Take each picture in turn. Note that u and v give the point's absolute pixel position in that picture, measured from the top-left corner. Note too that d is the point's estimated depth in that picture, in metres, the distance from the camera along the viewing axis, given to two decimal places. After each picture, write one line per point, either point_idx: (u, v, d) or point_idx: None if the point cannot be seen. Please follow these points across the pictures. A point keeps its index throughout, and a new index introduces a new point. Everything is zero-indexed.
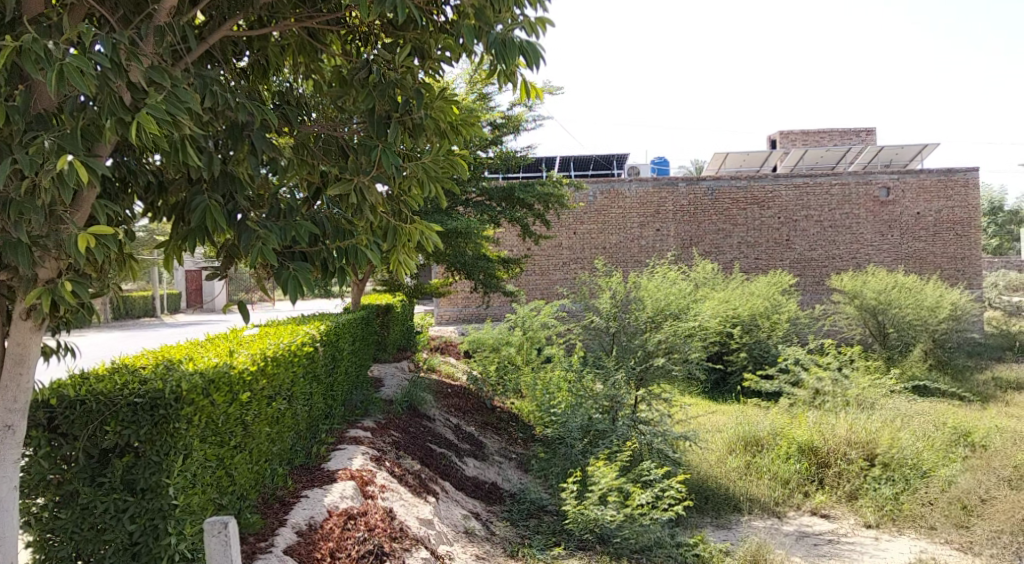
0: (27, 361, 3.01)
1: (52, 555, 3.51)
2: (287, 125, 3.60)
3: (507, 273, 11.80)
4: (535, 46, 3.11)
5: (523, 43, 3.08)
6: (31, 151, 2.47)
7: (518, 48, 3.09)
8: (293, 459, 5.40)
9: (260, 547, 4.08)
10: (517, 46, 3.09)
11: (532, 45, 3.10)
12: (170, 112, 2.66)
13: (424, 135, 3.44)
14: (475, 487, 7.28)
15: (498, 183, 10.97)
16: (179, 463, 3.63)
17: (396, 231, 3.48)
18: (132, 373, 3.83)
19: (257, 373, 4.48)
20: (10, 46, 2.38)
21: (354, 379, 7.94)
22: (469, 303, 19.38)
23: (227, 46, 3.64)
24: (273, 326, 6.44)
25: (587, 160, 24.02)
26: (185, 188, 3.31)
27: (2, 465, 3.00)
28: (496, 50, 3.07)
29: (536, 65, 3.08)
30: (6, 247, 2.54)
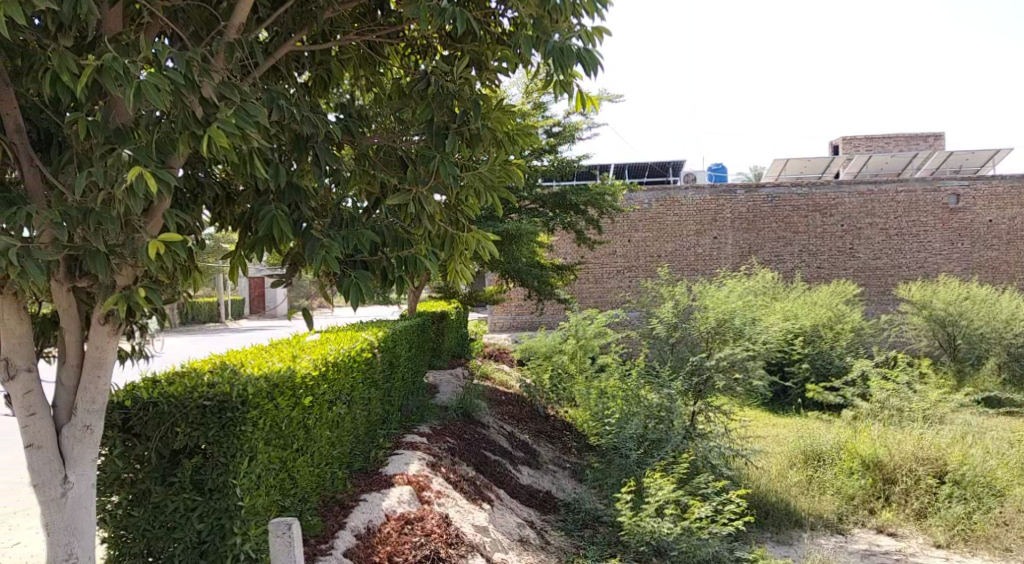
0: (105, 364, 3.13)
1: (125, 551, 3.66)
2: (348, 137, 3.67)
3: (561, 280, 11.80)
4: (591, 53, 3.09)
5: (579, 50, 3.08)
6: (107, 163, 2.58)
7: (575, 55, 3.09)
8: (352, 463, 5.50)
9: (321, 549, 4.17)
10: (573, 53, 3.08)
11: (589, 52, 3.09)
12: (239, 125, 2.74)
13: (482, 145, 3.45)
14: (530, 495, 7.28)
15: (552, 190, 11.00)
16: (245, 465, 3.74)
17: (454, 240, 3.57)
18: (201, 377, 3.96)
19: (318, 378, 4.59)
20: (91, 64, 2.50)
21: (410, 385, 8.05)
22: (523, 311, 19.44)
23: (293, 61, 3.75)
24: (333, 332, 6.58)
25: (642, 167, 23.87)
26: (252, 199, 3.41)
27: (81, 463, 3.16)
28: (552, 57, 3.08)
29: (592, 72, 3.06)
30: (85, 256, 2.66)
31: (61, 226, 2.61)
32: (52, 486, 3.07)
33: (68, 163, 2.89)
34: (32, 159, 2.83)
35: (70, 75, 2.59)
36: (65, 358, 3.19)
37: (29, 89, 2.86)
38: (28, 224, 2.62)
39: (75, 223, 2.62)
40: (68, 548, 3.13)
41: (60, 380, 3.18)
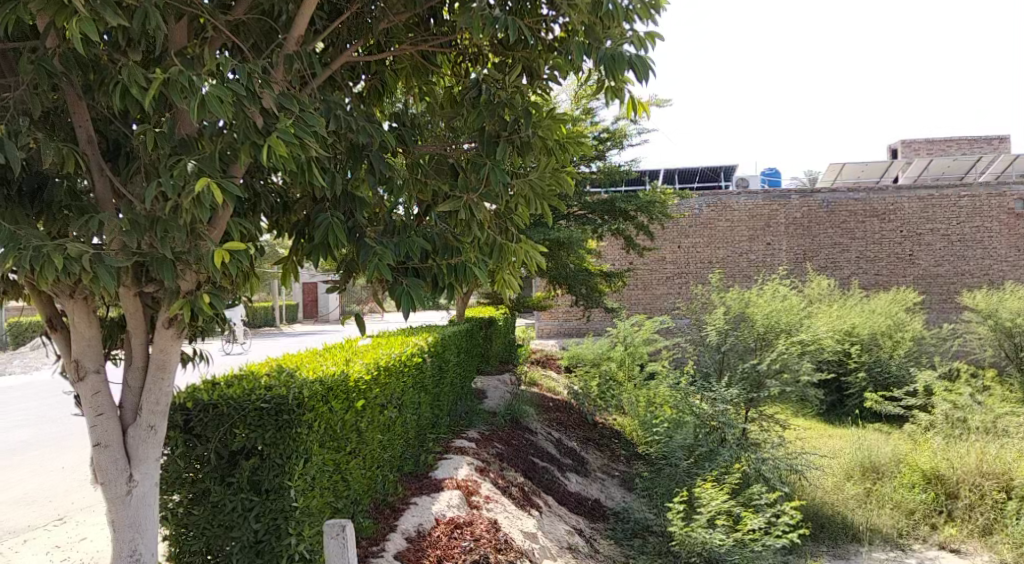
0: (168, 366, 3.23)
1: (185, 549, 3.77)
2: (401, 145, 3.73)
3: (610, 287, 11.74)
4: (643, 59, 3.07)
5: (631, 56, 3.06)
6: (174, 173, 2.68)
7: (627, 61, 3.07)
8: (402, 466, 5.56)
9: (373, 551, 4.23)
10: (625, 59, 3.07)
11: (641, 58, 3.06)
12: (298, 134, 2.82)
13: (532, 153, 3.46)
14: (578, 503, 7.25)
15: (601, 196, 10.97)
16: (300, 467, 3.83)
17: (502, 249, 3.56)
18: (259, 380, 4.07)
19: (371, 382, 4.67)
20: (159, 78, 2.60)
21: (459, 391, 8.10)
22: (571, 318, 19.39)
23: (348, 72, 3.82)
24: (385, 337, 6.68)
25: (692, 172, 23.60)
26: (309, 207, 3.49)
27: (146, 463, 3.27)
28: (604, 64, 3.07)
29: (645, 78, 3.04)
30: (153, 263, 2.77)
31: (130, 233, 2.71)
32: (118, 484, 3.19)
33: (136, 173, 3.01)
34: (103, 170, 2.96)
35: (140, 88, 2.70)
36: (132, 361, 3.31)
37: (101, 103, 2.99)
38: (99, 232, 2.73)
39: (143, 230, 2.73)
40: (133, 545, 3.24)
41: (127, 382, 3.30)
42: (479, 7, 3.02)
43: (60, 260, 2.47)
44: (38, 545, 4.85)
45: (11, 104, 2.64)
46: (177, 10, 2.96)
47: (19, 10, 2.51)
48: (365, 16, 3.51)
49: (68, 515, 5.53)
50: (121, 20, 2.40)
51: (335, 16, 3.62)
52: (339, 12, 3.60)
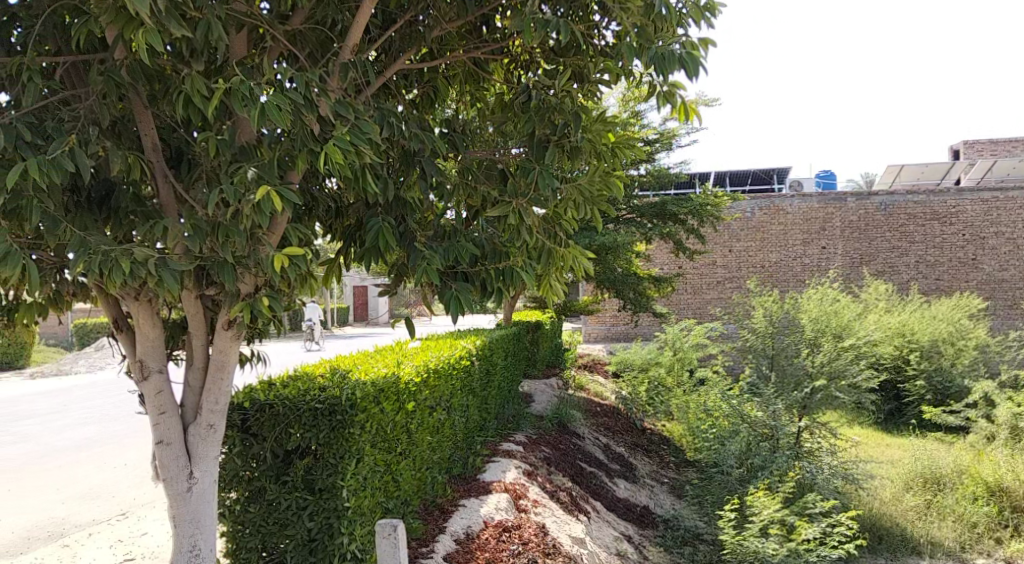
0: (227, 367, 3.33)
1: (241, 545, 3.87)
2: (452, 150, 3.76)
3: (660, 291, 11.62)
4: (693, 56, 3.04)
5: (681, 54, 3.03)
6: (236, 180, 2.76)
7: (677, 60, 3.04)
8: (450, 468, 5.60)
9: (423, 552, 4.28)
10: (675, 58, 3.04)
11: (690, 56, 3.04)
12: (353, 141, 2.87)
13: (583, 157, 3.44)
14: (627, 509, 7.18)
15: (651, 200, 10.88)
16: (352, 466, 3.89)
17: (551, 252, 3.50)
18: (313, 380, 4.16)
19: (420, 384, 4.72)
20: (221, 87, 2.67)
21: (506, 394, 8.12)
22: (618, 322, 19.28)
23: (402, 79, 3.88)
24: (433, 339, 6.75)
25: (744, 175, 23.22)
26: (362, 212, 3.55)
27: (206, 460, 3.37)
28: (653, 62, 3.04)
29: (695, 76, 3.00)
30: (214, 266, 2.86)
31: (192, 238, 2.80)
32: (179, 481, 3.29)
33: (197, 179, 3.11)
34: (167, 176, 3.06)
35: (202, 97, 2.79)
36: (192, 362, 3.41)
37: (165, 112, 3.09)
38: (163, 237, 2.82)
39: (204, 236, 2.81)
40: (193, 540, 3.34)
41: (188, 381, 3.41)
42: (529, 12, 3.04)
43: (127, 264, 2.56)
44: (103, 538, 5.04)
45: (83, 114, 2.75)
46: (238, 21, 3.04)
47: (90, 24, 2.62)
48: (418, 23, 3.56)
49: (130, 510, 5.73)
50: (187, 32, 2.48)
51: (389, 24, 3.67)
52: (393, 20, 3.66)
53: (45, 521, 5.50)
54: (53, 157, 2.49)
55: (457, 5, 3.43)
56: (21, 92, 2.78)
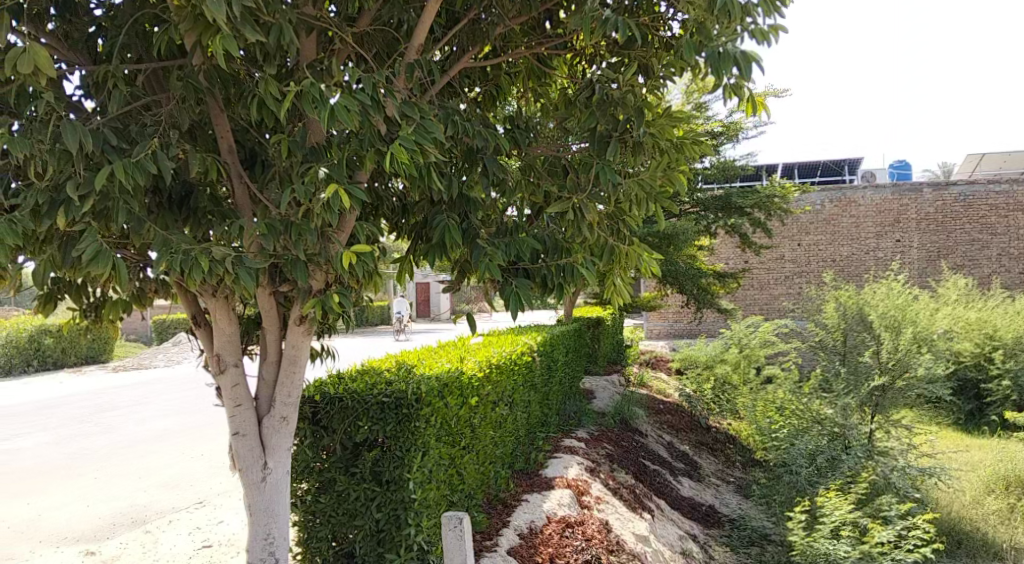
0: (299, 361, 3.44)
1: (313, 534, 4.00)
2: (514, 147, 3.77)
3: (725, 287, 11.42)
4: (749, 55, 2.98)
5: (736, 52, 2.99)
6: (307, 180, 2.84)
7: (732, 57, 3.00)
8: (513, 463, 5.65)
9: (487, 545, 4.33)
10: (731, 55, 3.00)
11: (746, 55, 2.97)
12: (418, 141, 2.91)
13: (645, 152, 3.39)
14: (692, 508, 7.09)
15: (716, 193, 10.70)
16: (418, 459, 3.96)
17: (614, 251, 3.46)
18: (380, 375, 4.26)
19: (483, 379, 4.77)
20: (293, 90, 2.75)
21: (569, 391, 8.13)
22: (681, 318, 19.05)
23: (465, 77, 3.92)
24: (495, 335, 6.80)
25: (813, 166, 22.55)
26: (427, 209, 3.60)
27: (279, 452, 3.49)
28: (709, 62, 3.01)
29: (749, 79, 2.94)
30: (286, 264, 2.95)
31: (266, 237, 2.90)
32: (254, 471, 3.42)
33: (270, 180, 3.21)
34: (242, 177, 3.17)
35: (274, 100, 2.87)
36: (266, 356, 3.54)
37: (240, 115, 3.21)
38: (239, 236, 2.94)
39: (277, 234, 2.91)
40: (268, 529, 3.47)
41: (263, 375, 3.55)
42: (589, 7, 3.03)
43: (206, 262, 2.67)
44: (182, 526, 5.27)
45: (164, 119, 2.88)
46: (307, 25, 3.13)
47: (171, 31, 2.73)
48: (482, 22, 3.59)
49: (207, 499, 5.98)
50: (261, 38, 2.56)
51: (452, 23, 3.71)
52: (456, 19, 3.69)
53: (130, 508, 5.79)
54: (138, 160, 2.61)
55: (521, 1, 3.45)
56: (108, 98, 2.93)
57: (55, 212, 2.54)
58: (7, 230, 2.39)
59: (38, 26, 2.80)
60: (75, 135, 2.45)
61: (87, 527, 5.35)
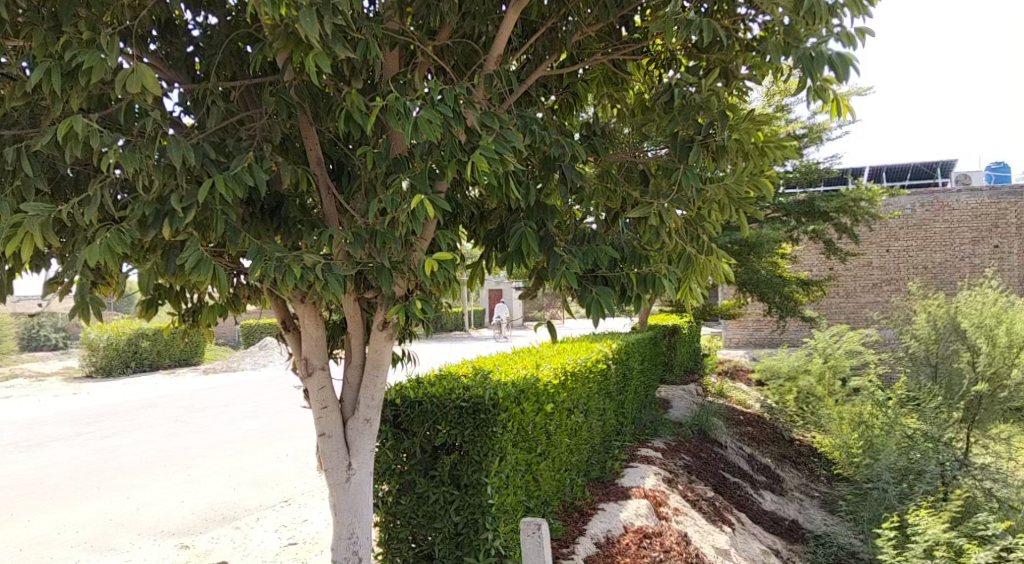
0: (382, 365, 3.53)
1: (393, 535, 4.08)
2: (591, 154, 3.73)
3: (808, 295, 11.04)
4: (845, 57, 2.86)
5: (832, 53, 2.87)
6: (392, 191, 2.92)
7: (826, 59, 2.88)
8: (589, 471, 5.62)
9: (563, 553, 4.32)
10: (825, 57, 2.88)
11: (842, 56, 2.86)
12: (498, 151, 2.94)
13: (728, 157, 3.34)
14: (774, 522, 6.88)
15: (798, 197, 10.38)
16: (495, 464, 4.00)
17: (691, 260, 3.35)
18: (457, 380, 4.33)
19: (559, 386, 4.78)
20: (379, 104, 2.83)
21: (644, 400, 8.02)
22: (761, 327, 18.53)
23: (542, 86, 3.93)
24: (569, 342, 6.80)
25: (902, 169, 21.58)
26: (505, 217, 3.63)
27: (362, 453, 3.59)
28: (801, 64, 2.90)
29: (844, 78, 2.83)
30: (371, 271, 3.04)
31: (353, 245, 2.99)
32: (339, 471, 3.54)
33: (356, 191, 3.32)
34: (329, 188, 3.29)
35: (360, 113, 2.96)
36: (351, 359, 3.66)
37: (327, 128, 3.33)
38: (328, 244, 3.05)
39: (363, 243, 3.00)
40: (351, 528, 3.57)
41: (347, 378, 3.67)
42: (672, 10, 3.00)
43: (298, 270, 2.78)
44: (269, 524, 5.47)
45: (258, 134, 3.02)
46: (391, 40, 3.21)
47: (265, 50, 2.86)
48: (559, 31, 3.60)
49: (292, 498, 6.19)
50: (350, 53, 2.64)
51: (530, 33, 3.74)
52: (534, 29, 3.72)
53: (220, 505, 6.06)
54: (235, 173, 2.75)
55: (599, 9, 3.43)
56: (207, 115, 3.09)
57: (160, 223, 2.69)
58: (118, 239, 2.54)
59: (144, 47, 2.98)
60: (179, 150, 2.60)
61: (182, 522, 5.61)
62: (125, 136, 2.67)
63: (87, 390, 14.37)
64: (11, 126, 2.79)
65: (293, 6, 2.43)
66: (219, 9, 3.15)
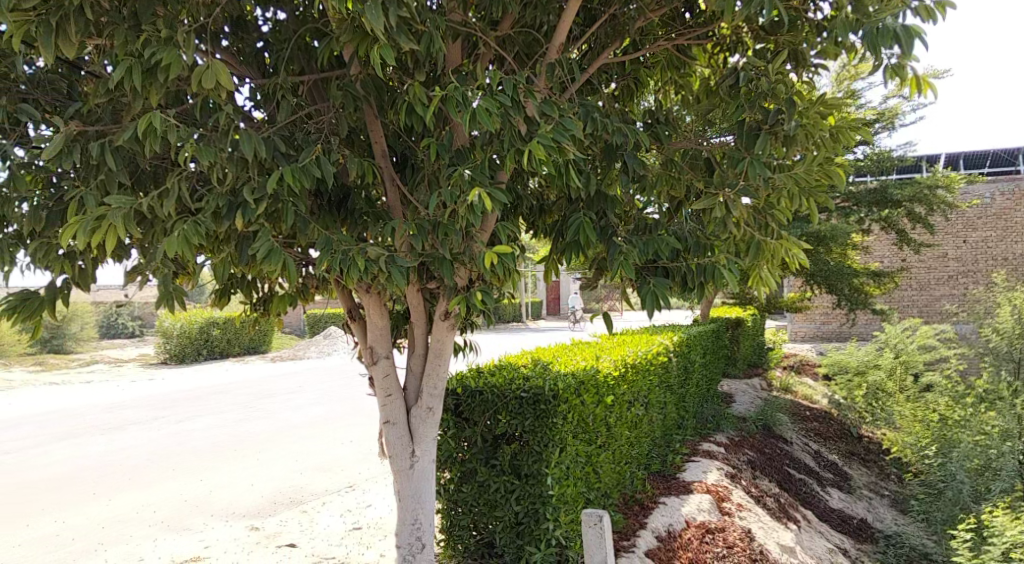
0: (444, 354, 3.57)
1: (455, 522, 4.14)
2: (654, 142, 3.66)
3: (880, 287, 10.65)
4: (911, 29, 2.69)
5: (896, 26, 2.71)
6: (453, 182, 2.93)
7: (891, 33, 2.72)
8: (650, 465, 5.59)
9: (624, 546, 4.30)
10: (890, 30, 2.72)
11: (908, 29, 2.69)
12: (557, 140, 2.89)
13: (798, 144, 3.22)
14: (842, 521, 6.68)
15: (869, 185, 10.00)
16: (555, 455, 4.00)
17: (761, 247, 3.29)
18: (518, 371, 4.34)
19: (619, 378, 4.74)
20: (439, 95, 2.84)
21: (706, 394, 7.90)
22: (829, 320, 18.00)
23: (603, 74, 3.88)
24: (629, 334, 6.73)
25: (982, 156, 20.54)
26: (566, 207, 3.60)
27: (426, 441, 3.65)
28: (865, 41, 2.76)
29: (911, 50, 2.65)
30: (434, 262, 3.07)
31: (416, 236, 3.03)
32: (403, 458, 3.61)
33: (419, 183, 3.35)
34: (393, 180, 3.34)
35: (421, 106, 2.96)
36: (414, 348, 3.72)
37: (391, 120, 3.36)
38: (391, 235, 3.08)
39: (426, 234, 3.04)
40: (415, 514, 3.63)
41: (410, 366, 3.73)
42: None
43: (362, 261, 2.83)
44: (335, 508, 5.62)
45: (324, 127, 3.08)
46: (453, 31, 3.21)
47: (332, 44, 2.90)
48: (621, 18, 3.53)
49: (356, 483, 6.34)
50: (414, 45, 2.65)
51: (591, 20, 3.68)
52: (596, 16, 3.66)
53: (288, 489, 6.25)
54: (304, 165, 2.81)
55: None
56: (276, 109, 3.17)
57: (233, 215, 2.77)
58: (194, 231, 2.64)
59: (216, 43, 3.07)
60: (249, 144, 2.68)
61: (251, 505, 5.82)
62: (199, 130, 2.76)
63: (163, 376, 15.04)
64: (95, 122, 2.91)
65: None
66: (286, 4, 3.22)
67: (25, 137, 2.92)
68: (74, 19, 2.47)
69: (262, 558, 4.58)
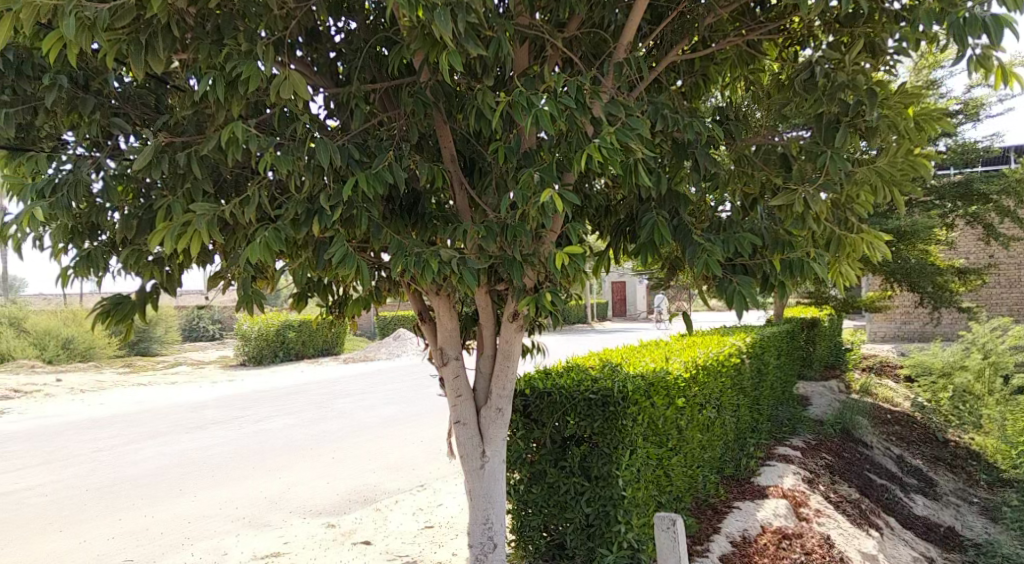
0: (512, 355, 3.59)
1: (526, 523, 4.16)
2: (726, 139, 3.56)
3: (966, 285, 10.16)
4: (1001, 19, 2.61)
5: (986, 16, 2.62)
6: (523, 185, 2.94)
7: (980, 23, 2.64)
8: (723, 469, 5.49)
9: (698, 550, 4.24)
10: (978, 21, 2.63)
11: (998, 18, 2.61)
12: (624, 139, 2.84)
13: (880, 135, 3.12)
14: (928, 529, 6.39)
15: (952, 179, 9.57)
16: (626, 457, 3.96)
17: (841, 241, 3.22)
18: (587, 372, 4.32)
19: (690, 380, 4.67)
20: (505, 99, 2.82)
21: (780, 396, 7.70)
22: (911, 319, 17.31)
23: (671, 72, 3.83)
24: (699, 336, 6.61)
25: None
26: (635, 207, 3.56)
27: (496, 441, 3.68)
28: (951, 30, 2.67)
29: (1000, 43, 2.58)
30: (504, 263, 3.09)
31: (486, 239, 3.05)
32: (474, 458, 3.65)
33: (488, 186, 3.38)
34: (463, 184, 3.39)
35: (490, 110, 2.97)
36: (483, 350, 3.76)
37: (460, 124, 3.41)
38: (462, 238, 3.12)
39: (495, 236, 3.05)
40: (486, 514, 3.67)
41: (479, 367, 3.77)
42: None
43: (434, 263, 2.87)
44: (407, 506, 5.73)
45: (396, 133, 3.14)
46: (521, 34, 3.24)
47: (403, 51, 2.96)
48: (691, 15, 3.49)
49: (427, 482, 6.44)
50: (482, 50, 2.67)
51: (660, 19, 3.66)
52: (664, 15, 3.64)
53: (362, 487, 6.40)
54: (377, 171, 2.87)
55: None
56: (349, 117, 3.25)
57: (310, 221, 2.86)
58: (274, 236, 2.73)
59: (292, 54, 3.17)
60: (326, 151, 2.76)
61: (327, 502, 5.99)
62: (278, 139, 2.85)
63: (242, 376, 15.66)
64: (181, 134, 3.05)
65: (428, 8, 2.47)
66: (359, 15, 3.30)
67: (118, 149, 3.08)
68: (162, 36, 2.60)
69: (339, 554, 4.71)
